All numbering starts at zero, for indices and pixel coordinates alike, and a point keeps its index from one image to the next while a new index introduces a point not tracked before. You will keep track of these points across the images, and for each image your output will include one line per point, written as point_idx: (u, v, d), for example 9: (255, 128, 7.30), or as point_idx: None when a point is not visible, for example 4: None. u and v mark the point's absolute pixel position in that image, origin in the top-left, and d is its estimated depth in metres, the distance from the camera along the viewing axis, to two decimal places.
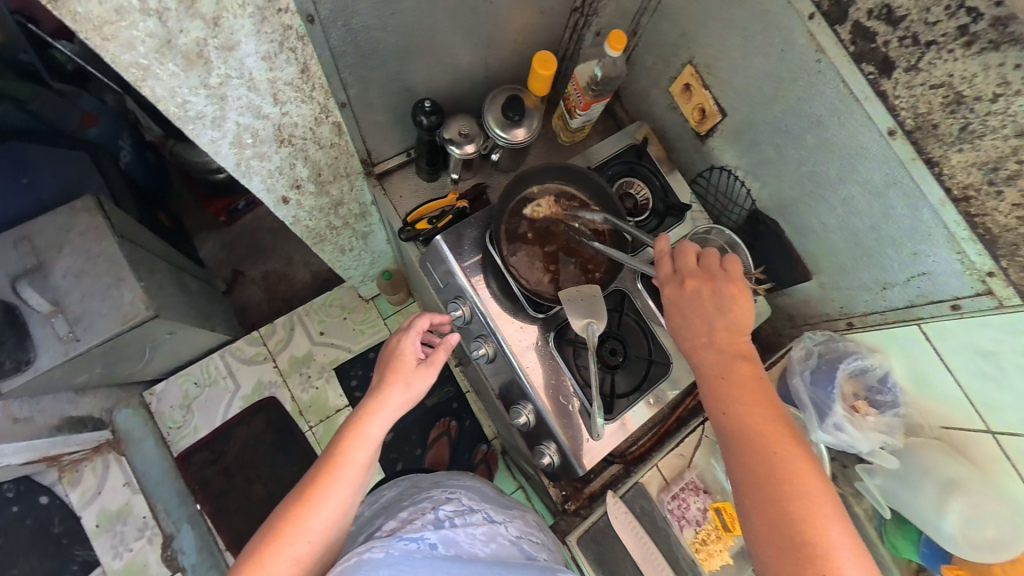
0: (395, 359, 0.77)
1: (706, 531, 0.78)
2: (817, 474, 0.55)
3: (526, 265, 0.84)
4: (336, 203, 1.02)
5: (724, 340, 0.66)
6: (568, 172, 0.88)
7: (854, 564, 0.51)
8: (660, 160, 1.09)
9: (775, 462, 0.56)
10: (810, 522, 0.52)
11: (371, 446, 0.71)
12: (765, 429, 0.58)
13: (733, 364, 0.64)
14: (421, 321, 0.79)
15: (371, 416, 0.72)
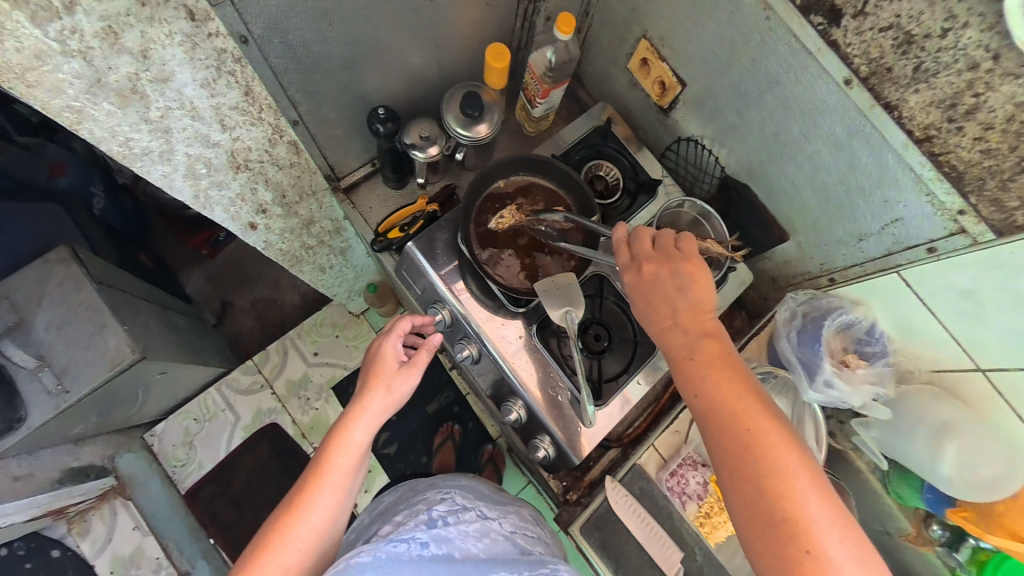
0: (377, 363, 0.80)
1: (709, 504, 0.78)
2: (792, 447, 0.55)
3: (499, 262, 0.84)
4: (306, 223, 1.01)
5: (688, 320, 0.66)
6: (535, 164, 0.88)
7: (836, 533, 0.50)
8: (627, 139, 1.08)
9: (749, 439, 0.55)
10: (789, 498, 0.51)
11: (355, 450, 0.72)
12: (737, 405, 0.58)
13: (700, 343, 0.64)
14: (400, 322, 0.81)
15: (354, 420, 0.74)
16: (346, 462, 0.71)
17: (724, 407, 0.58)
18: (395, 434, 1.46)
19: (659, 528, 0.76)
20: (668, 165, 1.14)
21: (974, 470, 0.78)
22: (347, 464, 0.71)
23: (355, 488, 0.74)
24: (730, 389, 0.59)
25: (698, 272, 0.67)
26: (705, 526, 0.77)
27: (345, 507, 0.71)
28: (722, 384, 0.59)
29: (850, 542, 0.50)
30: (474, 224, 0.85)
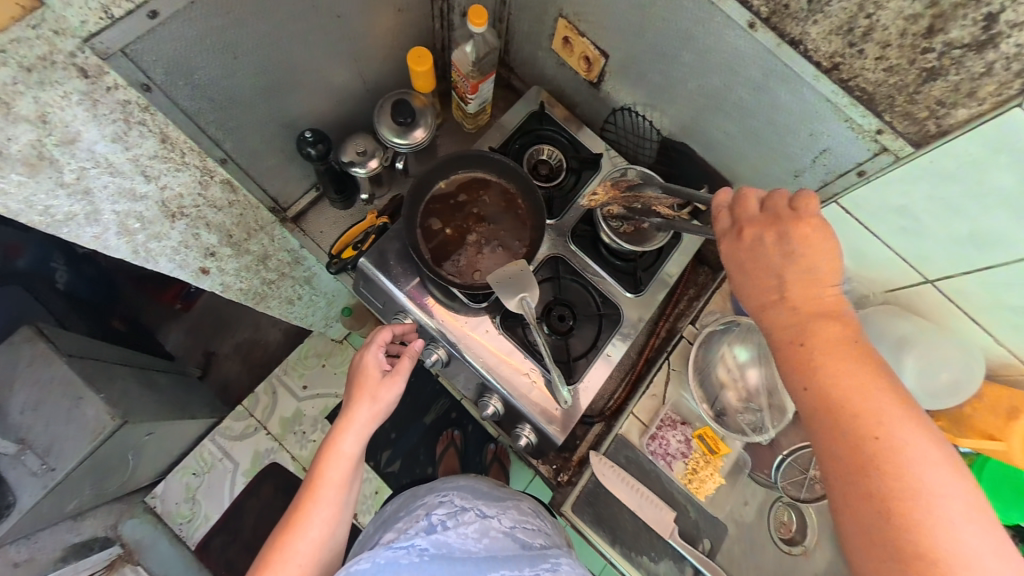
0: (360, 375, 0.78)
1: (694, 461, 0.84)
2: (929, 457, 0.47)
3: (451, 262, 0.85)
4: (261, 258, 1.01)
5: (800, 299, 0.56)
6: (472, 160, 0.88)
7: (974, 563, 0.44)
8: (564, 120, 1.09)
9: (873, 440, 0.48)
10: (910, 509, 0.45)
11: (345, 463, 0.72)
12: (856, 402, 0.50)
13: (818, 326, 0.54)
14: (380, 332, 0.81)
15: (343, 432, 0.73)
16: (339, 475, 0.72)
17: (844, 400, 0.50)
18: (397, 450, 1.46)
19: (648, 493, 0.79)
20: (611, 137, 1.14)
21: (927, 379, 0.82)
22: (339, 477, 0.71)
23: (351, 499, 0.74)
24: (851, 380, 0.50)
25: (820, 239, 0.57)
26: (692, 482, 0.83)
27: (342, 519, 0.72)
28: (843, 371, 0.51)
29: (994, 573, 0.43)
30: (421, 230, 0.86)
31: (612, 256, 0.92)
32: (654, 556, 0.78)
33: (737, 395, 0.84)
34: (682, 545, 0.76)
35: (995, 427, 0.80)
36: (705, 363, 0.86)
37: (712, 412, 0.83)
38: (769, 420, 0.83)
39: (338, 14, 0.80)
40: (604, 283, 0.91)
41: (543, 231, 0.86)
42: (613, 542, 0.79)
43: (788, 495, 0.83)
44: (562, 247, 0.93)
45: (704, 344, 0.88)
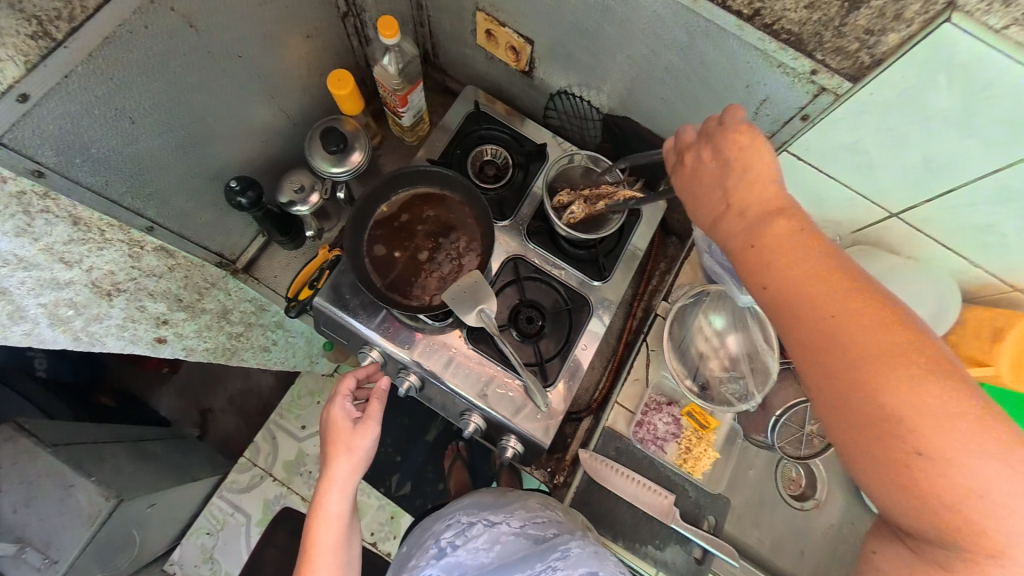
0: (330, 431, 0.77)
1: (687, 439, 0.82)
2: (901, 333, 0.43)
3: (405, 286, 0.82)
4: (223, 314, 0.98)
5: (750, 203, 0.52)
6: (408, 178, 0.85)
7: (966, 431, 0.40)
8: (504, 115, 1.05)
9: (844, 334, 0.44)
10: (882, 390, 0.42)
11: (336, 522, 0.73)
12: (814, 289, 0.46)
13: (766, 225, 0.50)
14: (346, 382, 0.80)
15: (326, 493, 0.73)
16: (333, 534, 0.73)
17: (809, 297, 0.46)
18: (405, 472, 1.45)
19: (644, 481, 0.78)
20: (556, 123, 1.11)
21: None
22: (333, 536, 0.73)
23: (350, 555, 0.75)
24: (810, 276, 0.47)
25: (756, 144, 0.54)
26: (688, 461, 0.81)
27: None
28: (795, 268, 0.48)
29: (987, 437, 0.40)
30: (368, 259, 0.83)
31: (571, 247, 0.91)
32: (658, 542, 0.78)
33: (721, 365, 0.82)
34: (685, 527, 0.75)
35: (981, 351, 0.78)
36: (684, 339, 0.84)
37: (698, 386, 0.82)
38: (754, 385, 0.80)
39: (240, 54, 0.76)
40: (566, 276, 0.90)
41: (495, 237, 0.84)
42: (614, 536, 0.79)
43: (787, 454, 0.81)
44: (522, 249, 0.91)
45: (680, 320, 0.85)
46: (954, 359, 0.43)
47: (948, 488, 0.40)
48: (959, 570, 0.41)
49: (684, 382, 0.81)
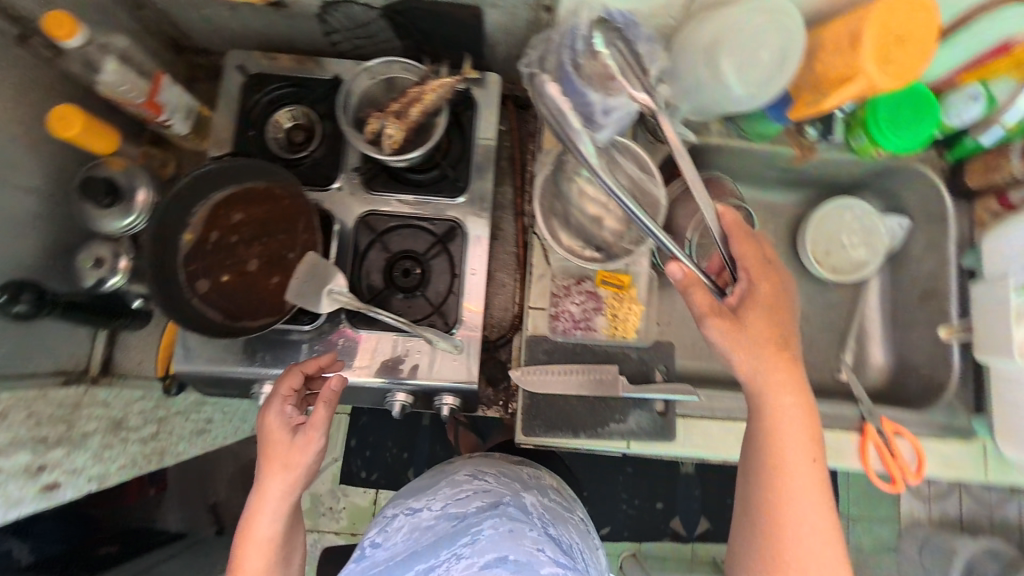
0: (266, 442, 0.65)
1: (610, 307, 0.77)
2: (818, 471, 0.59)
3: (245, 303, 0.70)
4: (116, 424, 0.88)
5: (757, 320, 0.62)
6: (196, 186, 0.69)
7: (799, 453, 0.59)
8: (281, 64, 0.86)
9: (780, 395, 0.60)
10: (779, 488, 0.58)
11: (263, 544, 0.65)
12: (770, 406, 0.60)
13: (763, 333, 0.62)
14: (290, 378, 0.68)
15: (262, 510, 0.65)
16: (263, 556, 0.65)
17: (763, 341, 0.61)
18: (418, 463, 1.45)
19: (582, 368, 0.74)
20: (351, 48, 0.91)
21: (748, 64, 0.71)
22: (266, 558, 0.65)
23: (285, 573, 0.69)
24: (774, 341, 0.61)
25: (791, 293, 0.65)
26: (620, 326, 0.76)
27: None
28: (772, 364, 0.60)
29: (813, 468, 0.59)
30: (195, 298, 0.69)
31: (416, 175, 0.80)
32: (618, 416, 0.74)
33: (617, 219, 0.77)
34: (639, 389, 0.72)
35: (843, 65, 0.69)
36: (568, 211, 0.77)
37: (604, 251, 0.76)
38: (651, 221, 0.76)
39: None
40: (424, 208, 0.80)
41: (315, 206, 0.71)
42: (575, 434, 0.73)
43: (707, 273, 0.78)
44: (366, 203, 0.80)
45: (554, 191, 0.77)
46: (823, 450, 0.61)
47: (785, 495, 0.58)
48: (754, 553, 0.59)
49: (586, 255, 0.76)
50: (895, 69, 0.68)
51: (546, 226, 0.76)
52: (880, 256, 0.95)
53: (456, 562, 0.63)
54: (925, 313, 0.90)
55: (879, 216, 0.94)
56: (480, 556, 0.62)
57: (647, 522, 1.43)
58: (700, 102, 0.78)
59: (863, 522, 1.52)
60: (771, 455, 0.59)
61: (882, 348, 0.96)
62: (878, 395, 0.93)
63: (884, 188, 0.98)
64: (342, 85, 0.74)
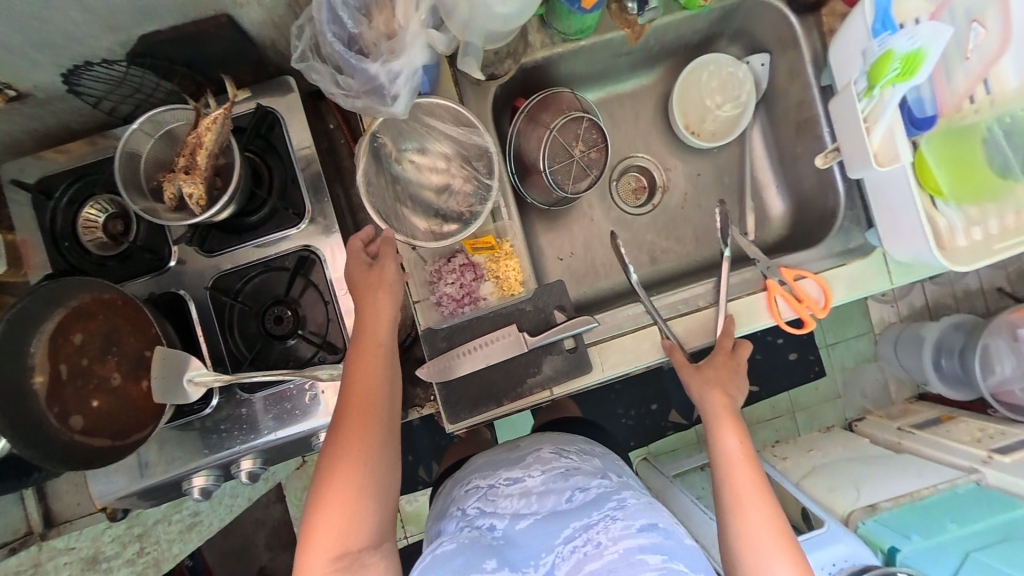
0: (350, 276, 0.69)
1: (491, 269, 0.78)
2: (754, 470, 0.66)
3: (121, 419, 0.67)
4: (91, 561, 0.88)
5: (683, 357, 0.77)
6: (17, 328, 0.61)
7: (748, 477, 0.65)
8: (59, 154, 0.76)
9: (714, 390, 0.73)
10: (732, 489, 0.65)
11: (372, 353, 0.66)
12: (720, 426, 0.71)
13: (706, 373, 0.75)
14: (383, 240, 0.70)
15: (371, 322, 0.67)
16: (377, 366, 0.65)
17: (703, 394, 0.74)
18: (425, 458, 1.31)
19: (484, 340, 0.75)
20: (135, 109, 0.77)
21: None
22: (376, 372, 0.65)
23: (396, 402, 0.66)
24: (717, 385, 0.74)
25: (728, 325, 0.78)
26: (505, 285, 0.78)
27: (385, 432, 0.63)
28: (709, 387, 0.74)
29: (757, 482, 0.65)
30: (77, 435, 0.64)
31: (249, 217, 0.74)
32: (534, 369, 0.77)
33: (462, 181, 0.78)
34: (541, 338, 0.74)
35: None
36: (414, 194, 0.77)
37: (461, 220, 0.77)
38: (487, 170, 0.76)
39: None
40: (271, 247, 0.75)
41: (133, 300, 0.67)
42: (499, 402, 0.77)
43: (569, 190, 0.83)
44: (215, 267, 0.75)
45: (389, 179, 0.75)
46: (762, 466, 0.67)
47: (739, 500, 0.64)
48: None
49: (448, 228, 0.76)
50: None
51: (395, 217, 0.75)
52: (749, 104, 0.92)
53: (613, 523, 0.58)
54: (803, 146, 0.89)
55: (735, 62, 0.90)
56: (633, 520, 0.58)
57: (650, 422, 1.42)
58: (484, 34, 0.68)
59: (841, 343, 1.51)
60: (727, 477, 0.66)
61: (778, 193, 0.96)
62: (788, 240, 0.94)
63: (737, 30, 0.91)
64: (118, 147, 0.66)
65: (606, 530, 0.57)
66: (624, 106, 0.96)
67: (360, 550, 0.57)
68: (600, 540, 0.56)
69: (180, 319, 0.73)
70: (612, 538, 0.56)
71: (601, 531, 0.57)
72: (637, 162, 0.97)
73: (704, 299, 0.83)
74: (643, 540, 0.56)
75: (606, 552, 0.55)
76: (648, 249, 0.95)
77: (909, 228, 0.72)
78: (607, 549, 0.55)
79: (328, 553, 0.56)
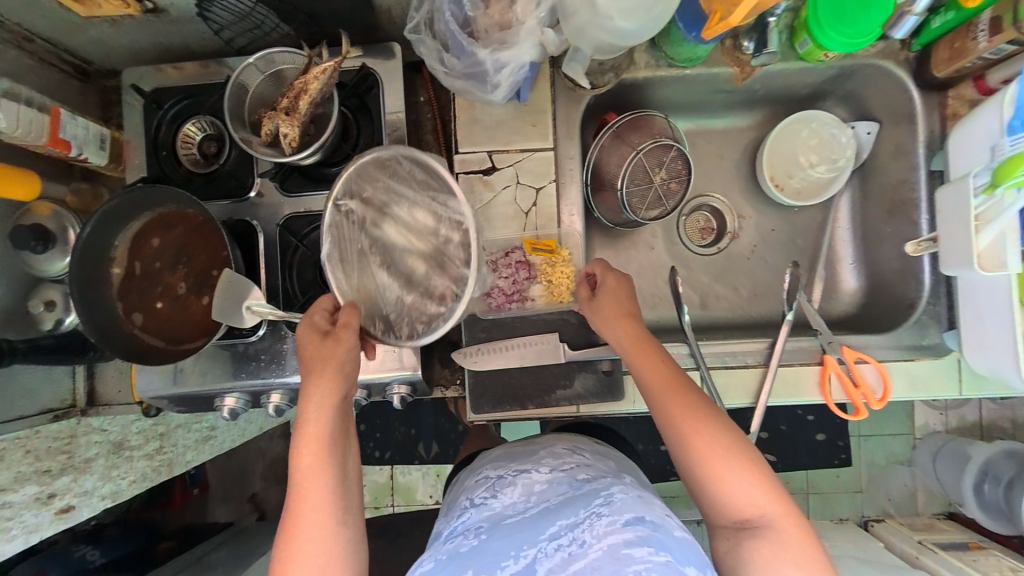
0: (301, 354, 0.67)
1: (545, 271, 0.78)
2: (693, 400, 0.61)
3: (183, 326, 0.72)
4: (117, 445, 0.92)
5: (586, 293, 0.71)
6: (106, 222, 0.66)
7: (692, 409, 0.61)
8: (174, 71, 0.81)
9: (614, 318, 0.67)
10: (682, 429, 0.60)
11: (318, 438, 0.63)
12: (643, 360, 0.64)
13: (609, 308, 0.68)
14: (342, 312, 0.66)
15: (314, 398, 0.65)
16: (320, 449, 0.63)
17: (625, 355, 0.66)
18: (427, 437, 1.33)
19: (522, 341, 0.75)
20: (248, 43, 0.82)
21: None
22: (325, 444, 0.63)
23: (348, 475, 0.64)
24: (624, 319, 0.67)
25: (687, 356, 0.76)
26: (556, 291, 0.78)
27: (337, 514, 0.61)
28: (617, 319, 0.68)
29: (700, 413, 0.60)
30: (137, 330, 0.69)
31: (330, 168, 0.77)
32: (565, 382, 0.77)
33: (454, 251, 0.70)
34: (579, 353, 0.73)
35: None
36: (394, 268, 0.71)
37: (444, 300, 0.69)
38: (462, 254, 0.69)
39: None
40: None
41: (203, 208, 0.70)
42: (524, 406, 0.77)
43: (643, 216, 0.81)
44: (286, 208, 0.78)
45: (370, 244, 0.70)
46: (703, 395, 0.63)
47: (696, 439, 0.59)
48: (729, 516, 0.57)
49: (427, 311, 0.69)
50: None
51: (370, 303, 0.70)
52: (845, 171, 0.87)
53: (598, 521, 0.55)
54: (893, 228, 0.84)
55: (840, 125, 0.86)
56: (619, 514, 0.55)
57: (657, 462, 1.34)
58: (593, 44, 0.68)
59: (875, 437, 1.41)
60: (677, 415, 0.61)
61: (852, 269, 0.91)
62: (853, 320, 0.89)
63: (848, 93, 0.86)
64: (231, 77, 0.69)
65: (592, 528, 0.54)
66: (711, 143, 0.94)
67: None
68: (586, 538, 0.53)
69: (248, 249, 0.77)
70: (596, 536, 0.53)
71: (586, 529, 0.54)
72: (710, 203, 0.94)
73: (754, 356, 0.80)
74: (629, 534, 0.52)
75: (590, 550, 0.51)
76: (701, 292, 0.93)
77: (995, 341, 0.68)
78: (592, 546, 0.51)
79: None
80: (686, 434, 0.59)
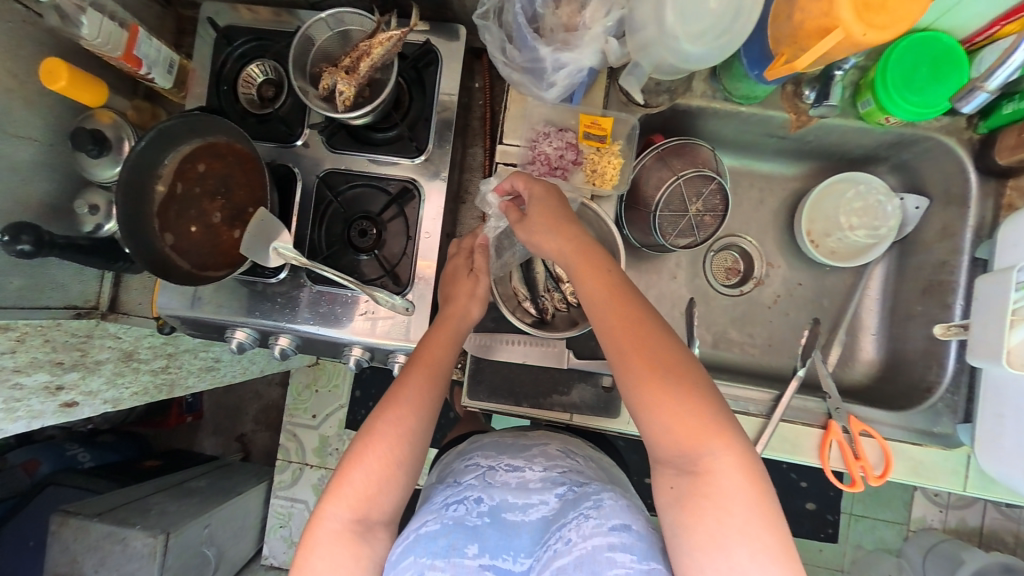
0: (450, 277, 0.74)
1: (590, 160, 0.75)
2: (632, 321, 0.57)
3: (210, 251, 0.74)
4: (127, 355, 0.96)
5: (541, 208, 0.65)
6: (161, 140, 0.70)
7: (625, 326, 0.57)
8: (249, 13, 0.84)
9: (553, 233, 0.63)
10: (615, 349, 0.57)
11: (446, 343, 0.69)
12: (584, 273, 0.61)
13: (557, 230, 0.63)
14: (479, 256, 0.74)
15: (455, 312, 0.71)
16: (444, 353, 0.68)
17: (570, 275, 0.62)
18: None
19: (529, 338, 0.76)
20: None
21: (698, 19, 0.62)
22: (441, 360, 0.67)
23: (438, 400, 0.66)
24: (572, 240, 0.62)
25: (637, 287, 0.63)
26: (598, 180, 0.76)
27: (417, 429, 0.63)
28: (564, 234, 0.63)
29: (633, 330, 0.57)
30: (166, 247, 0.71)
31: (377, 134, 0.79)
32: (562, 389, 0.77)
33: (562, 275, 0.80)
34: (582, 363, 0.74)
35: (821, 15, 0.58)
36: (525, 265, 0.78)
37: (540, 312, 0.79)
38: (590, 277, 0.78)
39: None
40: (385, 167, 0.80)
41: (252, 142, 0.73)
42: (517, 402, 0.77)
43: (675, 243, 0.80)
44: (329, 162, 0.81)
45: (504, 230, 0.77)
46: (644, 312, 0.58)
47: (631, 359, 0.56)
48: (671, 451, 0.53)
49: (522, 309, 0.79)
50: (881, 22, 0.57)
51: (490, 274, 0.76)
52: (887, 241, 0.84)
53: (585, 521, 0.55)
54: (925, 307, 0.81)
55: (889, 194, 0.83)
56: (606, 518, 0.54)
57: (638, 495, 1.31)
58: (654, 62, 0.68)
59: (867, 520, 1.35)
60: (613, 338, 0.57)
61: (875, 341, 0.88)
62: (868, 392, 0.86)
63: (904, 162, 0.84)
64: (301, 28, 0.72)
65: (577, 528, 0.54)
66: (755, 184, 0.92)
67: (376, 524, 0.59)
68: (571, 537, 0.53)
69: (286, 195, 0.79)
70: (581, 536, 0.53)
71: (572, 528, 0.54)
72: (741, 244, 0.92)
73: (755, 406, 0.78)
74: (613, 539, 0.52)
75: (574, 549, 0.52)
76: (715, 332, 0.91)
77: (1015, 446, 0.65)
78: (576, 546, 0.52)
79: (349, 510, 0.58)
80: (623, 353, 0.56)
